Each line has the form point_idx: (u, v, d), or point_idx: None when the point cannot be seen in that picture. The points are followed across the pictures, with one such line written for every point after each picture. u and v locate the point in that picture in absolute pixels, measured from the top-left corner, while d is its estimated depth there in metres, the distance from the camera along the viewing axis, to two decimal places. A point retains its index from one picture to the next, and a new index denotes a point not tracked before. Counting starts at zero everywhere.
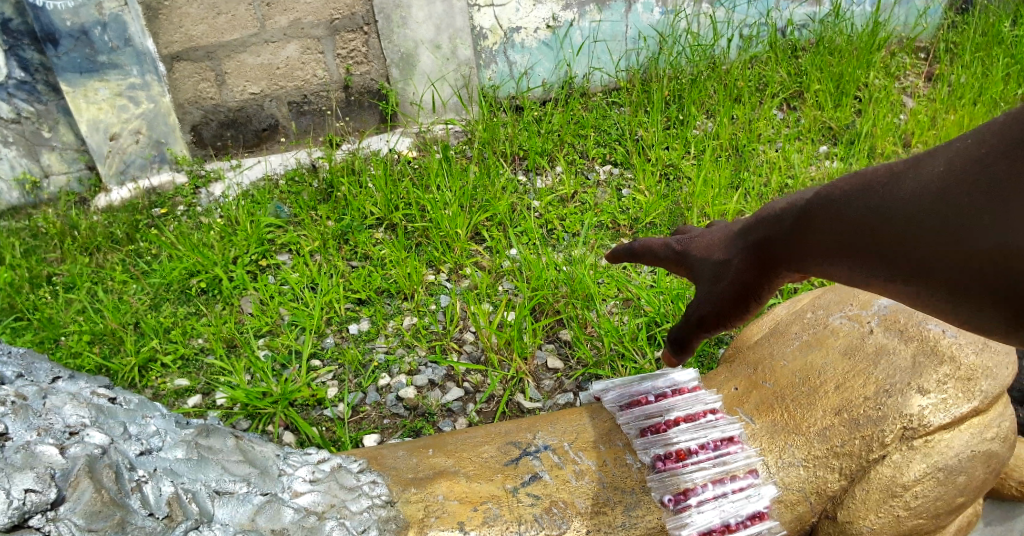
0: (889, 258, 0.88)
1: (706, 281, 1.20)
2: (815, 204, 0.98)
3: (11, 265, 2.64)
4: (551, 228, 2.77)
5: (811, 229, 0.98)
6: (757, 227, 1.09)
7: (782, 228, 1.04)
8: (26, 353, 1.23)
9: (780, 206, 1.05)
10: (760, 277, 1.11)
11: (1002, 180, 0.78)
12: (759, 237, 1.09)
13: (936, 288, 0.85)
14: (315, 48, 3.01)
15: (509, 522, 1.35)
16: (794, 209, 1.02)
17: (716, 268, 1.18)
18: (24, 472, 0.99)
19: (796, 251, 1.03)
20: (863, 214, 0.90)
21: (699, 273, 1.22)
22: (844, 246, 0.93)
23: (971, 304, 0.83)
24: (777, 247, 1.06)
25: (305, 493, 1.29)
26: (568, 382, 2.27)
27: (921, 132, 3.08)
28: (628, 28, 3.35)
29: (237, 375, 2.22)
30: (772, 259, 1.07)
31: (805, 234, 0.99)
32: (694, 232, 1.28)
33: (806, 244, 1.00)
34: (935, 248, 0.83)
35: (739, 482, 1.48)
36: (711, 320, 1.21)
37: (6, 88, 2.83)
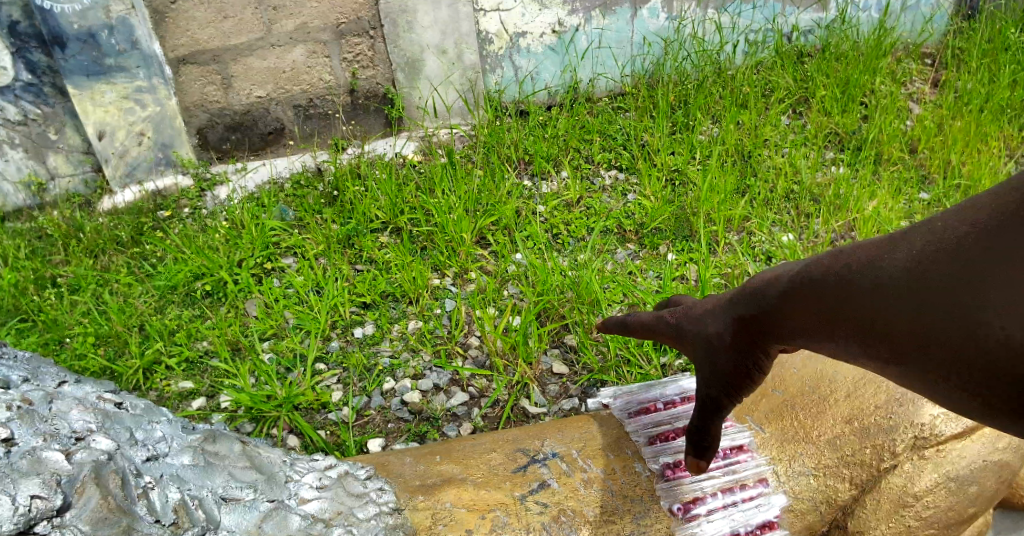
0: (892, 316, 0.91)
1: (701, 352, 1.29)
2: (810, 273, 1.05)
3: (17, 266, 2.65)
4: (556, 233, 2.76)
5: (810, 291, 1.04)
6: (747, 303, 1.19)
7: (775, 295, 1.12)
8: (33, 358, 1.23)
9: (770, 286, 1.14)
10: (748, 349, 1.20)
11: (1008, 236, 0.80)
12: (750, 312, 1.18)
13: (935, 351, 0.87)
14: (322, 52, 3.01)
15: (517, 530, 1.34)
16: (787, 279, 1.11)
17: (708, 339, 1.27)
18: (30, 478, 0.98)
19: (791, 314, 1.09)
20: (870, 273, 0.95)
21: (695, 343, 1.31)
22: (845, 307, 0.98)
23: (968, 374, 0.85)
24: (769, 318, 1.14)
25: (312, 500, 1.28)
26: (573, 388, 2.26)
27: (927, 138, 3.07)
28: (634, 33, 3.35)
29: (241, 378, 2.21)
30: (759, 329, 1.16)
31: (804, 295, 1.06)
32: (684, 305, 1.40)
33: (801, 308, 1.06)
34: (941, 304, 0.85)
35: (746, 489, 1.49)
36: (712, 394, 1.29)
37: (13, 90, 2.83)
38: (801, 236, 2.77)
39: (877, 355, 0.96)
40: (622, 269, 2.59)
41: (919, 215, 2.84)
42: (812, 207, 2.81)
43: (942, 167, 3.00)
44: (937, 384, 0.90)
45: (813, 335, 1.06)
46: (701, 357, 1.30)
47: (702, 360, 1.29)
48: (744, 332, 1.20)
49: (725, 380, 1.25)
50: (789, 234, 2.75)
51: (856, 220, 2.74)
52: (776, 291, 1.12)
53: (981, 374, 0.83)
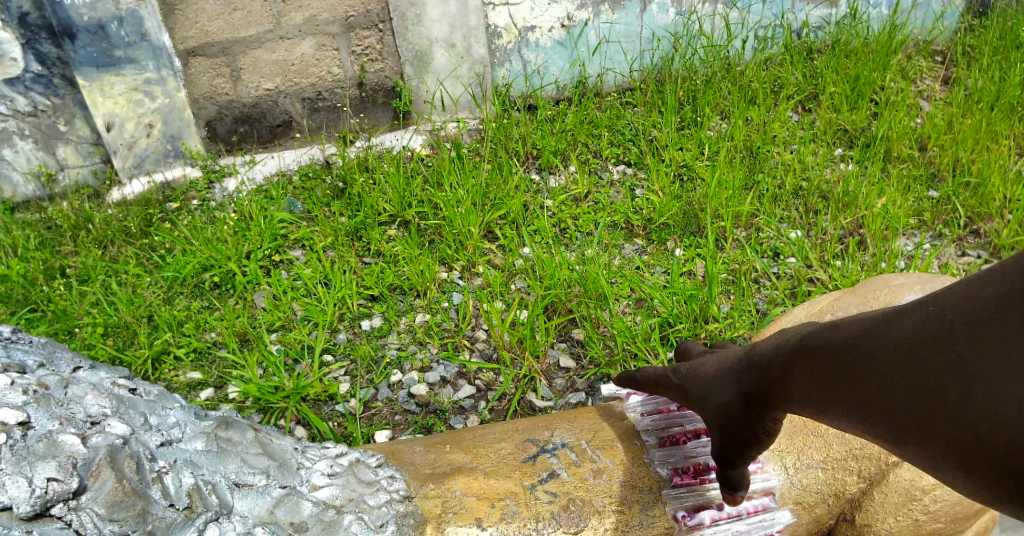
0: (889, 382, 0.93)
1: (710, 412, 1.31)
2: (812, 343, 1.07)
3: (26, 257, 2.66)
4: (564, 228, 2.76)
5: (813, 359, 1.06)
6: (751, 370, 1.21)
7: (778, 364, 1.14)
8: (48, 343, 1.24)
9: (774, 354, 1.16)
10: (753, 412, 1.21)
11: (1002, 302, 0.82)
12: (754, 377, 1.20)
13: (929, 417, 0.88)
14: (330, 45, 3.01)
15: (527, 519, 1.35)
16: (788, 348, 1.12)
17: (715, 401, 1.30)
18: (47, 461, 1.00)
19: (795, 381, 1.10)
20: (870, 340, 0.96)
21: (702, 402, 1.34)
22: (844, 376, 1.00)
23: (956, 443, 0.85)
24: (774, 385, 1.15)
25: (324, 486, 1.29)
26: (580, 382, 2.27)
27: (937, 135, 3.06)
28: (643, 28, 3.34)
29: (249, 369, 2.22)
30: (761, 395, 1.18)
31: (807, 364, 1.07)
32: (688, 364, 1.42)
33: (804, 378, 1.08)
34: (938, 367, 0.87)
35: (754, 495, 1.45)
36: (726, 452, 1.30)
37: (22, 82, 2.84)
38: (809, 233, 2.77)
39: (874, 425, 0.97)
40: (629, 264, 2.59)
41: (928, 213, 2.83)
42: (820, 203, 2.80)
43: (951, 165, 2.99)
44: (932, 455, 0.90)
45: (817, 405, 1.07)
46: (709, 416, 1.32)
47: (710, 420, 1.32)
48: (749, 394, 1.21)
49: (733, 438, 1.26)
50: (796, 231, 2.76)
51: (865, 217, 2.74)
52: (777, 359, 1.14)
53: (970, 450, 0.84)
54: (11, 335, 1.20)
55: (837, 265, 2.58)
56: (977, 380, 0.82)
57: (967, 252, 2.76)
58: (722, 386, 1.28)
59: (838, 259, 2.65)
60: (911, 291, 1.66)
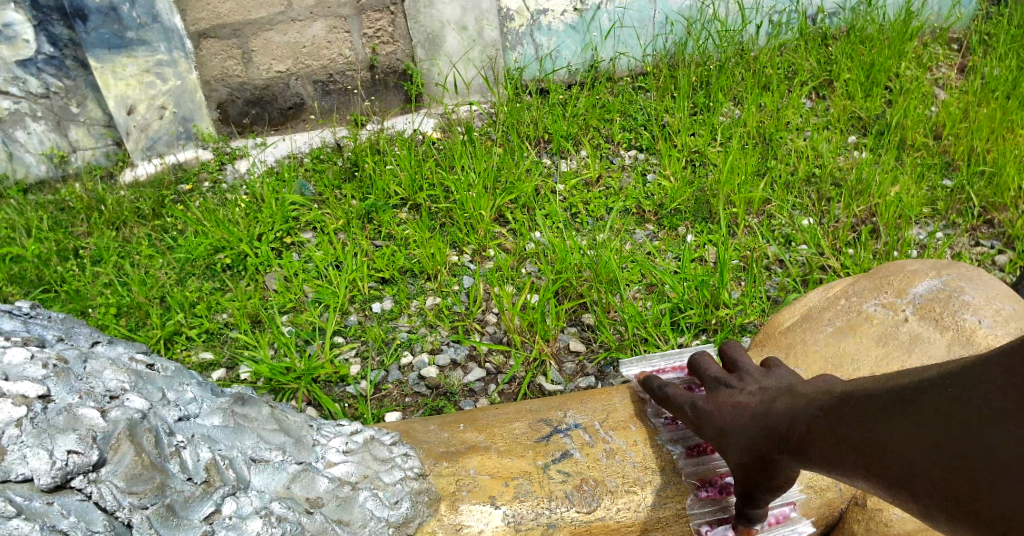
0: (905, 432, 0.96)
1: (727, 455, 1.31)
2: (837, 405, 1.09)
3: (40, 238, 2.68)
4: (575, 212, 2.75)
5: (837, 421, 1.08)
6: (766, 426, 1.22)
7: (801, 427, 1.15)
8: (66, 319, 1.26)
9: (792, 415, 1.18)
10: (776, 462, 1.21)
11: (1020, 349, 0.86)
12: (771, 433, 1.21)
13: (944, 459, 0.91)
14: (342, 27, 3.00)
15: (540, 498, 1.36)
16: (813, 411, 1.14)
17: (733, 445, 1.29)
18: (66, 434, 1.02)
19: (816, 442, 1.11)
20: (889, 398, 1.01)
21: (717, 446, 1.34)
22: (865, 433, 1.03)
23: (982, 479, 0.87)
24: (799, 445, 1.15)
25: (339, 463, 1.30)
26: (590, 366, 2.27)
27: (952, 124, 3.03)
28: (656, 12, 3.30)
29: (261, 349, 2.24)
30: (779, 448, 1.19)
31: (831, 428, 1.09)
32: (699, 398, 1.38)
33: (829, 439, 1.09)
34: (947, 410, 0.92)
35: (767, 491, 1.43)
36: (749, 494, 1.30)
37: (35, 63, 2.85)
38: (822, 220, 2.75)
39: (896, 480, 0.98)
40: (640, 249, 2.58)
41: (942, 202, 2.81)
42: (833, 191, 2.79)
43: (967, 153, 2.96)
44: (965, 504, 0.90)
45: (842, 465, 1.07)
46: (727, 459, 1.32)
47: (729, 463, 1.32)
48: (766, 447, 1.22)
49: (755, 482, 1.27)
50: (809, 218, 2.74)
51: (878, 206, 2.71)
52: (798, 421, 1.16)
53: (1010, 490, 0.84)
54: (30, 311, 1.22)
55: (849, 252, 2.57)
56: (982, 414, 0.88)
57: (980, 242, 2.73)
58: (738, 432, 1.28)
59: (850, 247, 2.64)
60: (926, 276, 1.64)
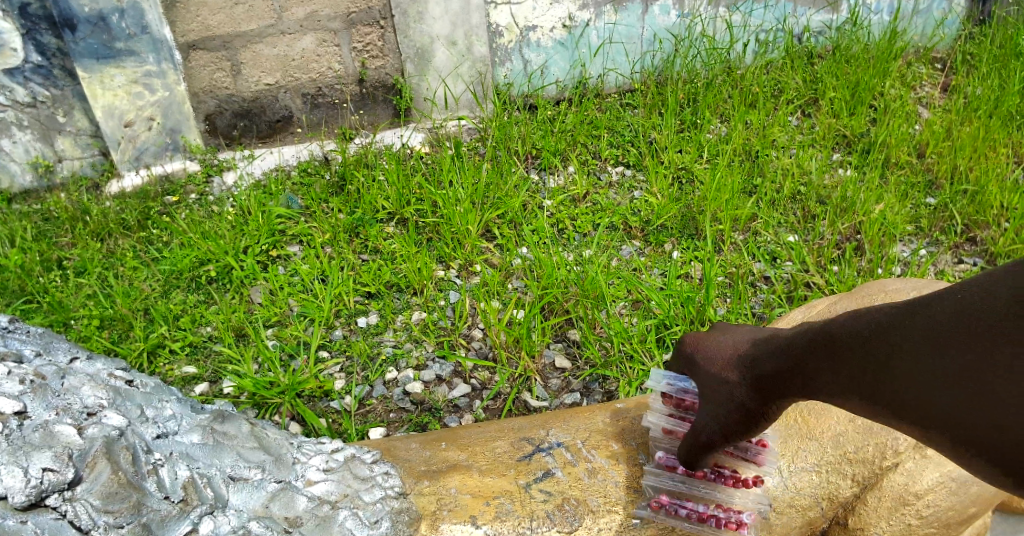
0: (892, 372, 0.91)
1: (710, 397, 1.26)
2: (828, 330, 1.03)
3: (23, 248, 2.65)
4: (562, 228, 2.76)
5: (824, 353, 1.02)
6: (761, 360, 1.16)
7: (794, 353, 1.09)
8: (45, 333, 1.25)
9: (788, 342, 1.11)
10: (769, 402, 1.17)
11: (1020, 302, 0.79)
12: (762, 369, 1.16)
13: (922, 404, 0.87)
14: (331, 41, 3.01)
15: (521, 518, 1.35)
16: (805, 339, 1.07)
17: (724, 384, 1.23)
18: (42, 451, 1.01)
19: (807, 372, 1.06)
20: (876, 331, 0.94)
21: (703, 388, 1.29)
22: (850, 365, 0.97)
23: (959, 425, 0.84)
24: (791, 375, 1.09)
25: (319, 482, 1.29)
26: (575, 382, 2.27)
27: (935, 142, 3.07)
28: (644, 30, 3.34)
29: (245, 364, 2.22)
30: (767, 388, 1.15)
31: (819, 358, 1.03)
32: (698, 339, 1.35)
33: (820, 370, 1.03)
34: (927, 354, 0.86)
35: (742, 458, 1.40)
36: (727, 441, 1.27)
37: (22, 72, 2.84)
38: (807, 238, 2.77)
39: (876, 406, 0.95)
40: (627, 265, 2.59)
41: (925, 220, 2.84)
42: (818, 208, 2.81)
43: (950, 172, 2.99)
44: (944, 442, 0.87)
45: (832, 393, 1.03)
46: (708, 402, 1.27)
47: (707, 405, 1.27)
48: (757, 384, 1.17)
49: (736, 428, 1.23)
50: (794, 235, 2.76)
51: (862, 223, 2.74)
52: (791, 351, 1.10)
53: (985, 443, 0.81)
54: (9, 325, 1.21)
55: (833, 270, 2.59)
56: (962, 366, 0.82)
57: (963, 260, 2.76)
58: (729, 374, 1.23)
59: (834, 264, 2.66)
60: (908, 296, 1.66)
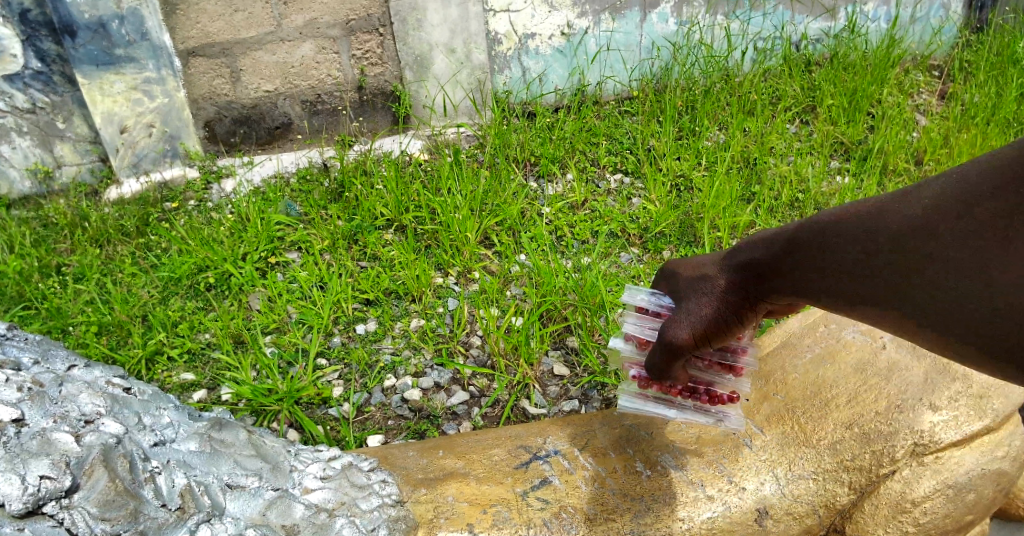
0: (887, 274, 1.01)
1: (692, 302, 1.34)
2: (802, 229, 1.13)
3: (21, 254, 2.65)
4: (560, 235, 2.76)
5: (806, 251, 1.12)
6: (741, 259, 1.25)
7: (775, 252, 1.18)
8: (43, 340, 1.25)
9: (765, 242, 1.21)
10: (747, 298, 1.28)
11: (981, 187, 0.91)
12: (744, 268, 1.24)
13: (922, 307, 0.98)
14: (331, 48, 3.02)
15: (518, 526, 1.34)
16: (778, 242, 1.17)
17: (704, 288, 1.32)
18: (40, 459, 1.01)
19: (790, 269, 1.15)
20: (864, 229, 1.03)
21: (686, 294, 1.37)
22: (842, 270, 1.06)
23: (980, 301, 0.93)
24: (770, 270, 1.19)
25: (316, 490, 1.29)
26: (574, 390, 2.27)
27: (933, 150, 3.08)
28: (642, 37, 3.35)
29: (243, 371, 2.22)
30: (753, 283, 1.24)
31: (800, 258, 1.13)
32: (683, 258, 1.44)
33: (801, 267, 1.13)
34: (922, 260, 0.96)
35: (714, 375, 1.44)
36: (702, 344, 1.35)
37: (22, 78, 2.84)
38: None
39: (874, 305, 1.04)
40: (625, 272, 2.59)
41: None
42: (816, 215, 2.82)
43: None
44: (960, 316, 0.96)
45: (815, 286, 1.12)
46: (685, 307, 1.35)
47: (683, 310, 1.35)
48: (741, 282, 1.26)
49: (718, 327, 1.32)
50: None
51: None
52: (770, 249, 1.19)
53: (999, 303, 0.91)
54: (7, 332, 1.21)
55: None
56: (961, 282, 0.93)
57: None
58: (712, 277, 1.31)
59: None
60: None
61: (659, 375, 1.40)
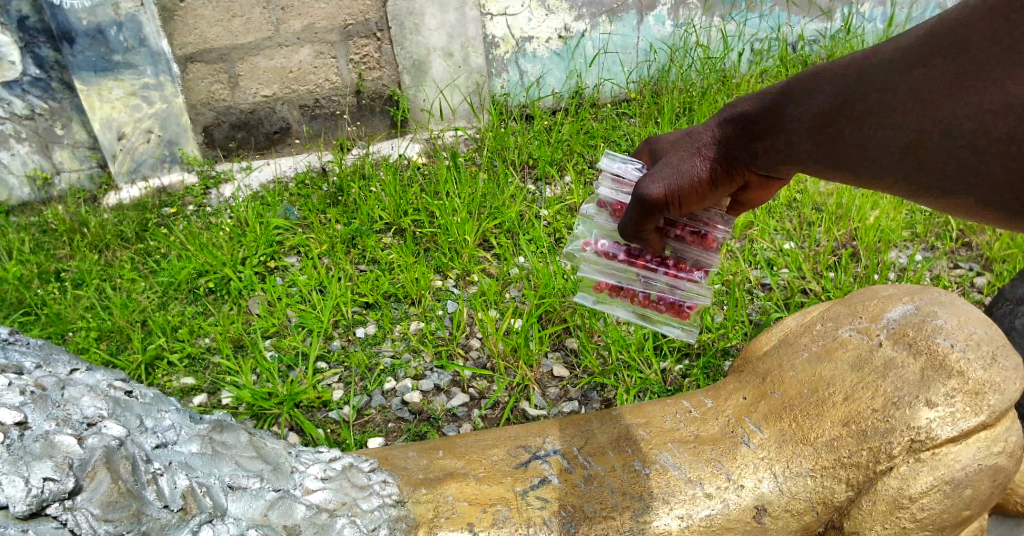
0: (870, 129, 1.04)
1: (673, 159, 1.35)
2: (793, 82, 1.15)
3: (20, 260, 2.66)
4: (559, 237, 2.77)
5: (788, 114, 1.15)
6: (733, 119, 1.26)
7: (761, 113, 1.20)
8: (46, 344, 1.25)
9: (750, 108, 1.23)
10: (727, 161, 1.30)
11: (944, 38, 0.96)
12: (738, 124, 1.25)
13: (912, 157, 1.01)
14: (328, 53, 3.03)
15: (518, 525, 1.35)
16: (768, 97, 1.19)
17: (687, 149, 1.33)
18: (43, 461, 1.02)
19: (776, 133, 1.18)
20: (857, 80, 1.05)
21: (672, 151, 1.38)
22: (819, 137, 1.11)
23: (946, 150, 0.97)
24: (751, 131, 1.23)
25: (317, 490, 1.30)
26: (574, 391, 2.27)
27: None
28: (640, 40, 3.37)
29: (243, 375, 2.22)
30: (733, 146, 1.27)
31: (782, 117, 1.16)
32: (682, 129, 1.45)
33: (778, 127, 1.17)
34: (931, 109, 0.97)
35: (684, 248, 1.51)
36: (673, 206, 1.37)
37: (20, 85, 2.86)
38: (803, 244, 2.78)
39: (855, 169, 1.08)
40: None
41: (920, 226, 2.86)
42: (814, 215, 2.83)
43: None
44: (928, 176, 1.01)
45: (787, 151, 1.17)
46: (665, 164, 1.36)
47: (664, 168, 1.36)
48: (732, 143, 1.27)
49: (688, 186, 1.34)
50: (790, 242, 2.77)
51: (858, 230, 2.76)
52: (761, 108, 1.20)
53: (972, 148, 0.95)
54: (8, 337, 1.21)
55: (830, 276, 2.61)
56: (973, 117, 0.94)
57: (959, 265, 2.78)
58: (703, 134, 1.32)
59: (831, 270, 2.68)
60: (900, 302, 1.62)
61: (627, 236, 1.46)
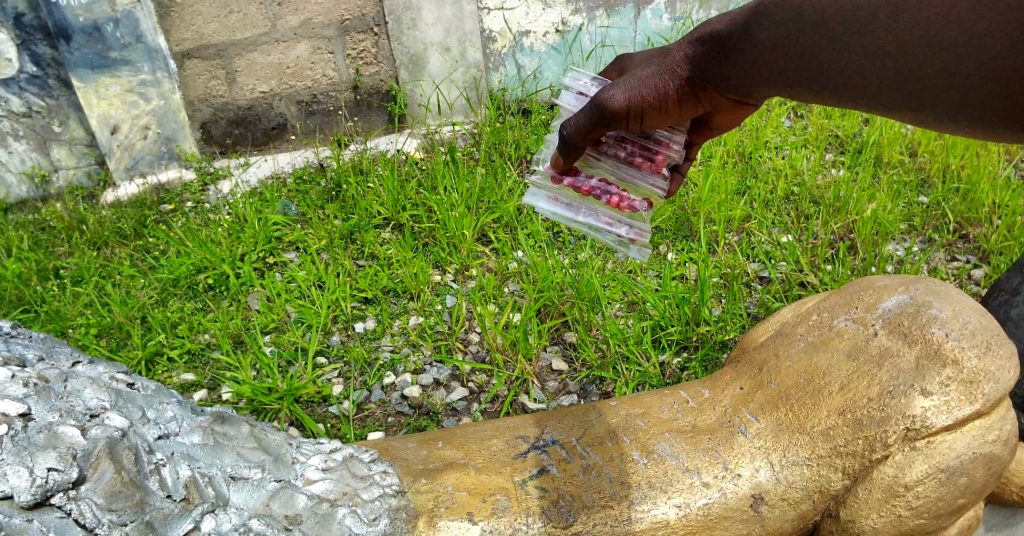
0: (850, 67, 1.15)
1: (643, 74, 1.43)
2: (762, 8, 1.24)
3: (19, 258, 2.66)
4: (557, 231, 2.78)
5: (756, 46, 1.25)
6: (704, 38, 1.35)
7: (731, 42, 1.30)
8: (47, 338, 1.26)
9: (722, 31, 1.31)
10: (690, 79, 1.39)
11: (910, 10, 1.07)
12: (708, 44, 1.34)
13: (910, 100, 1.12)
14: (325, 48, 3.03)
15: (517, 514, 1.37)
16: (739, 22, 1.28)
17: (654, 64, 1.42)
18: (47, 452, 1.03)
19: (745, 63, 1.29)
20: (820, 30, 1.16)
21: (646, 65, 1.45)
22: (796, 71, 1.22)
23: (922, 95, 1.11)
24: (717, 52, 1.33)
25: (318, 481, 1.30)
26: (573, 384, 2.28)
27: (927, 142, 3.10)
28: (637, 33, 3.37)
29: (243, 370, 2.23)
30: (700, 66, 1.37)
31: (747, 43, 1.27)
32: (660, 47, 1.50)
33: (742, 51, 1.28)
34: (940, 53, 1.05)
35: (632, 172, 1.56)
36: (632, 120, 1.47)
37: (17, 82, 2.86)
38: (800, 237, 2.79)
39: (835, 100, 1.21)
40: (622, 267, 2.61)
41: (918, 218, 2.86)
42: (811, 208, 2.84)
43: (942, 171, 3.03)
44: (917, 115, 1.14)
45: (757, 71, 1.28)
46: (632, 77, 1.44)
47: (629, 80, 1.44)
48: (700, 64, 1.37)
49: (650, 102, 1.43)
50: (788, 235, 2.78)
51: (855, 222, 2.77)
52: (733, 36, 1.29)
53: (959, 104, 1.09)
54: (11, 330, 1.22)
55: (828, 269, 2.61)
56: (980, 56, 1.03)
57: (956, 257, 2.79)
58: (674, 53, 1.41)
59: (828, 263, 2.68)
60: (895, 291, 1.62)
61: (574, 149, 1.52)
